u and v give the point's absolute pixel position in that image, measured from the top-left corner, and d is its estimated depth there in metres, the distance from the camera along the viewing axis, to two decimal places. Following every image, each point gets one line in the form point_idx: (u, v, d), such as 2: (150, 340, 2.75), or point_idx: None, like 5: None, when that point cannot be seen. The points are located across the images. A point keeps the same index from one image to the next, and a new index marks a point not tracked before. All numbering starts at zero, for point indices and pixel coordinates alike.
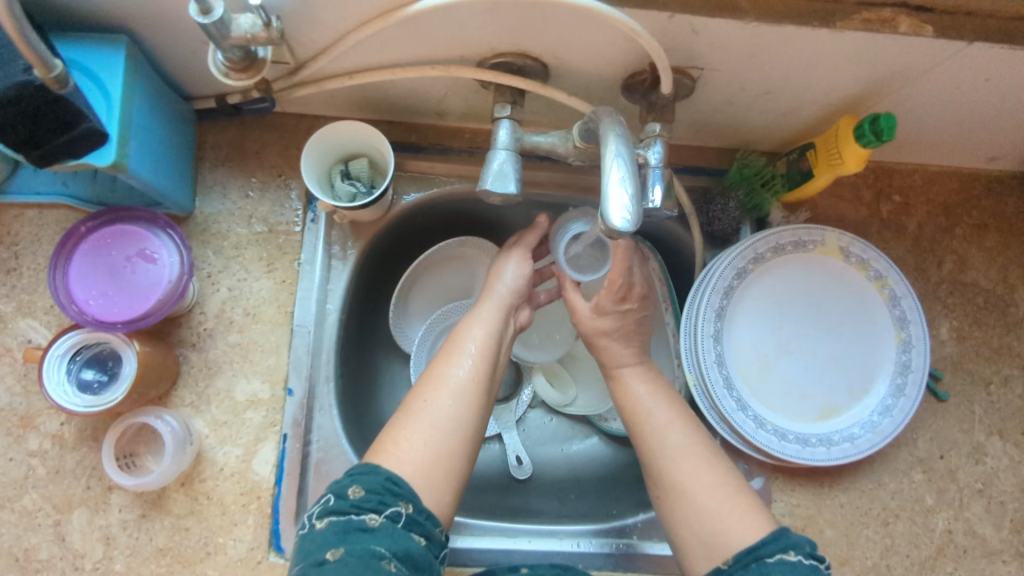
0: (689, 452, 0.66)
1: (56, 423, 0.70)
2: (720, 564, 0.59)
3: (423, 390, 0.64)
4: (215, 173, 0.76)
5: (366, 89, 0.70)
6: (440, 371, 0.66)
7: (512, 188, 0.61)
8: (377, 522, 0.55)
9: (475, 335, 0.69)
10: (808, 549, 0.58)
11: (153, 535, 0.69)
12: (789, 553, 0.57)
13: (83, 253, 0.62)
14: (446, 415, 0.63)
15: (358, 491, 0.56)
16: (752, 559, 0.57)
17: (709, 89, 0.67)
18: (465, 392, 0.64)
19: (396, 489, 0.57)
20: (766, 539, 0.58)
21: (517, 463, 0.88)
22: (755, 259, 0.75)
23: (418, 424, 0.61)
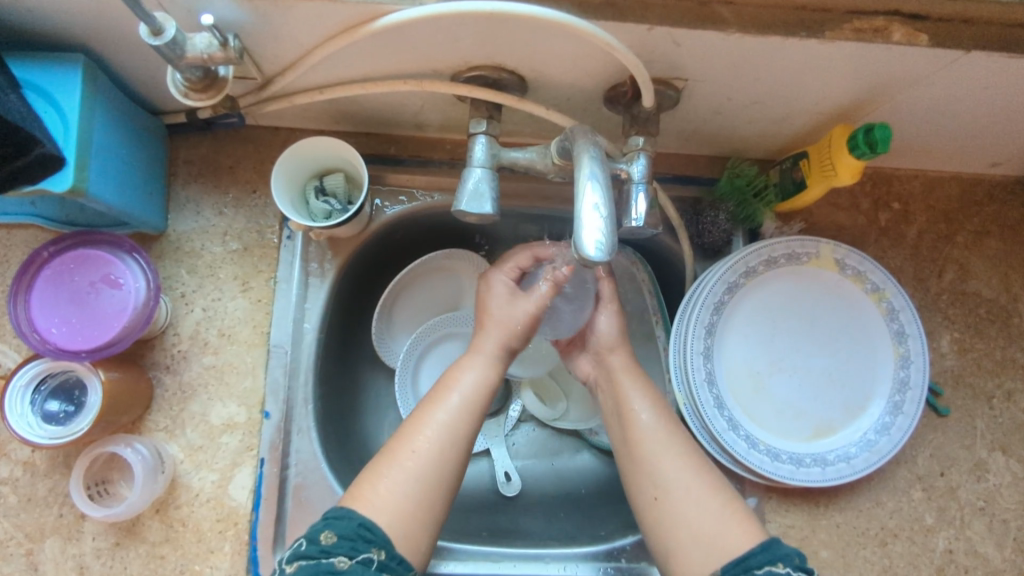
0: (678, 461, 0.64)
1: (27, 450, 0.68)
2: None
3: (410, 432, 0.62)
4: (188, 189, 0.74)
5: (339, 103, 0.68)
6: (430, 413, 0.63)
7: (488, 208, 0.58)
8: (346, 565, 0.53)
9: (468, 374, 0.67)
10: (799, 562, 0.55)
11: (128, 563, 0.67)
12: (777, 565, 0.55)
13: (46, 279, 0.60)
14: (428, 460, 0.60)
15: (330, 537, 0.55)
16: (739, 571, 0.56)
17: (695, 100, 0.64)
18: (451, 436, 0.62)
19: (369, 535, 0.55)
20: (756, 550, 0.57)
21: (505, 479, 0.86)
22: (747, 273, 0.73)
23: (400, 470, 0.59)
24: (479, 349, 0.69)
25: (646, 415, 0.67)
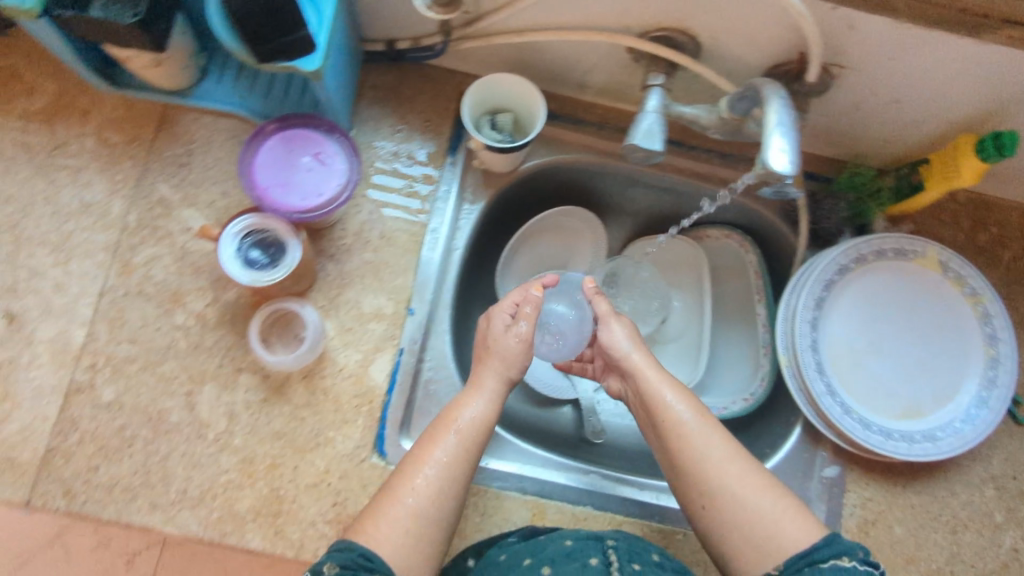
0: (725, 469, 0.65)
1: (202, 304, 0.76)
2: (769, 570, 0.61)
3: (410, 470, 0.65)
4: (371, 109, 0.84)
5: (524, 50, 0.78)
6: (424, 450, 0.66)
7: (658, 146, 0.67)
8: None
9: (469, 410, 0.68)
10: (864, 556, 0.59)
11: (272, 419, 0.74)
12: (843, 559, 0.59)
13: (269, 147, 0.69)
14: (427, 495, 0.64)
15: (331, 568, 0.58)
16: (806, 563, 0.60)
17: (842, 91, 0.73)
18: (445, 475, 0.65)
19: (370, 564, 0.59)
20: (820, 544, 0.60)
21: (593, 427, 0.93)
22: (858, 259, 0.80)
23: (400, 510, 0.63)
24: (479, 383, 0.71)
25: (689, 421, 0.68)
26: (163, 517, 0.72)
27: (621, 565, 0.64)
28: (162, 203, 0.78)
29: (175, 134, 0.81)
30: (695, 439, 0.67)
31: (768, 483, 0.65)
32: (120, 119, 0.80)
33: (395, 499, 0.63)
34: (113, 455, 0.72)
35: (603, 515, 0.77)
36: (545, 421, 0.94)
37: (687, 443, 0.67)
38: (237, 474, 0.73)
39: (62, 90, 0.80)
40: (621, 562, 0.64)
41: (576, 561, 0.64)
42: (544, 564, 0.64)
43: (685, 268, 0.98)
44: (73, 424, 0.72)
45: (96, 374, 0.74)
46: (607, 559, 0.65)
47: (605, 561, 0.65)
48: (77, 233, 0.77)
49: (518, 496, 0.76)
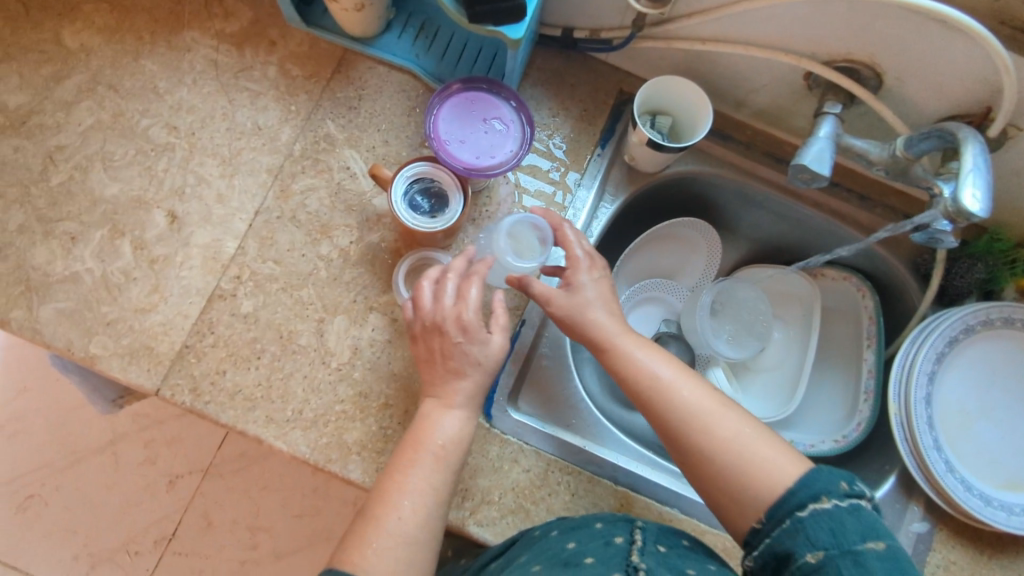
0: (698, 426, 0.66)
1: (347, 240, 0.80)
2: (756, 524, 0.61)
3: (390, 496, 0.65)
4: (534, 90, 0.87)
5: (697, 58, 0.80)
6: (394, 484, 0.66)
7: (826, 171, 0.69)
8: None
9: (446, 429, 0.69)
10: (844, 490, 0.58)
11: (392, 360, 0.77)
12: (820, 501, 0.58)
13: (452, 104, 0.73)
14: (411, 517, 0.64)
15: None
16: (787, 515, 0.59)
17: (1009, 151, 0.73)
18: (425, 492, 0.66)
19: None
20: (796, 488, 0.60)
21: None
22: (984, 322, 0.81)
23: (385, 536, 0.63)
24: (448, 399, 0.70)
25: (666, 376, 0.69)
26: (276, 432, 0.74)
27: (644, 545, 0.64)
28: (328, 140, 0.82)
29: (350, 78, 0.85)
30: (668, 399, 0.67)
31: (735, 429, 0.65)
32: (304, 55, 0.85)
33: (380, 526, 0.64)
34: (241, 364, 0.75)
35: (688, 520, 0.77)
36: (631, 422, 0.93)
37: (662, 400, 0.68)
38: (351, 406, 0.76)
39: (256, 19, 0.85)
40: (645, 541, 0.65)
41: (600, 538, 0.66)
42: (570, 538, 0.66)
43: (792, 301, 0.99)
44: (210, 327, 0.76)
45: (239, 285, 0.77)
46: (632, 537, 0.66)
47: (630, 539, 0.65)
48: (245, 152, 0.81)
49: (610, 484, 0.77)
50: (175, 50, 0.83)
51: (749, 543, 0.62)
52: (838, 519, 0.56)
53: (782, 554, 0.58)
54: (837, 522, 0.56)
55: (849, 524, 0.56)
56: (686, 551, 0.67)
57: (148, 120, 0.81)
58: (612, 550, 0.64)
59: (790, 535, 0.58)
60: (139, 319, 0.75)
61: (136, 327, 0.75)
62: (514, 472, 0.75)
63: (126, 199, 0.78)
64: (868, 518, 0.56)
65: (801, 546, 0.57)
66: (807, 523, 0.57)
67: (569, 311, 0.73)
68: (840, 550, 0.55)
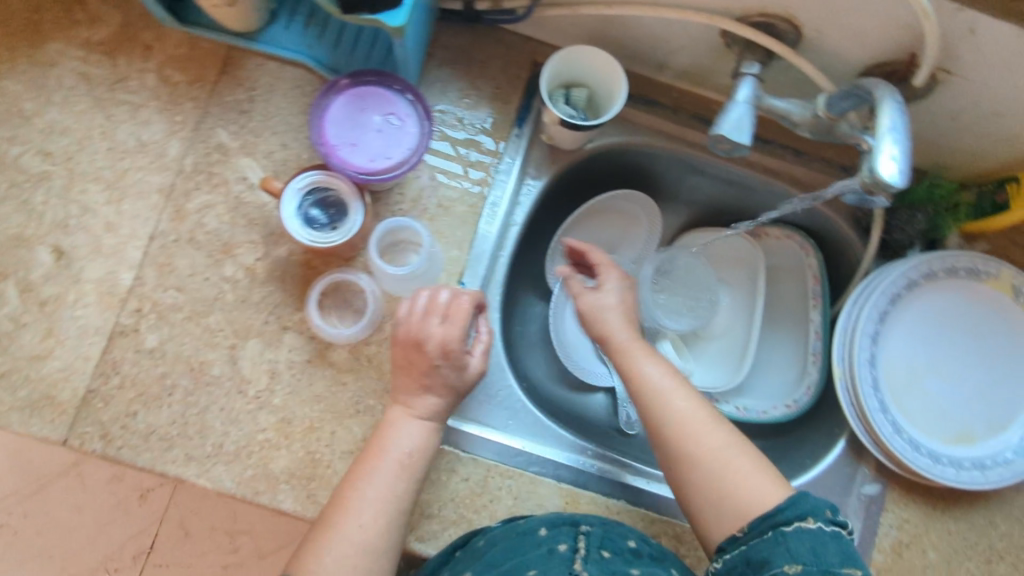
0: (691, 434, 0.66)
1: (252, 257, 0.75)
2: (734, 532, 0.62)
3: (353, 502, 0.64)
4: (440, 71, 0.80)
5: (609, 24, 0.74)
6: (350, 495, 0.64)
7: (746, 140, 0.64)
8: None
9: (404, 437, 0.67)
10: (829, 516, 0.60)
11: (313, 381, 0.74)
12: (807, 520, 0.59)
13: (339, 104, 0.66)
14: (368, 531, 0.63)
15: None
16: (769, 527, 0.60)
17: (942, 98, 0.69)
18: (377, 506, 0.64)
19: None
20: (785, 505, 0.61)
21: (627, 418, 0.89)
22: (927, 275, 0.78)
23: (340, 547, 0.62)
24: (413, 407, 0.68)
25: (651, 369, 0.71)
26: (197, 470, 0.71)
27: (586, 553, 0.64)
28: (220, 150, 0.76)
29: (238, 78, 0.78)
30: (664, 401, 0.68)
31: (731, 443, 0.66)
32: (183, 58, 0.77)
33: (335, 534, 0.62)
34: (152, 403, 0.71)
35: (636, 511, 0.76)
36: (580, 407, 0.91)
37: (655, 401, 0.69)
38: (274, 434, 0.73)
39: (125, 22, 0.77)
40: (588, 549, 0.64)
41: (542, 547, 0.64)
42: (514, 554, 0.64)
43: (739, 265, 0.95)
44: (114, 367, 0.71)
45: (141, 319, 0.73)
46: (575, 545, 0.65)
47: (572, 547, 0.65)
48: (130, 173, 0.75)
49: (553, 483, 0.75)
50: (38, 66, 0.76)
51: (721, 548, 0.63)
52: (820, 541, 0.58)
53: (757, 561, 0.59)
54: (819, 543, 0.58)
55: (831, 548, 0.58)
56: (631, 556, 0.66)
57: (18, 148, 0.74)
58: (554, 558, 0.63)
59: (769, 548, 0.59)
60: (35, 367, 0.71)
61: (32, 376, 0.71)
62: (453, 482, 0.72)
63: (6, 238, 0.73)
64: (848, 545, 0.59)
65: (779, 558, 0.58)
66: (790, 538, 0.59)
67: (590, 309, 0.76)
68: (818, 567, 0.57)
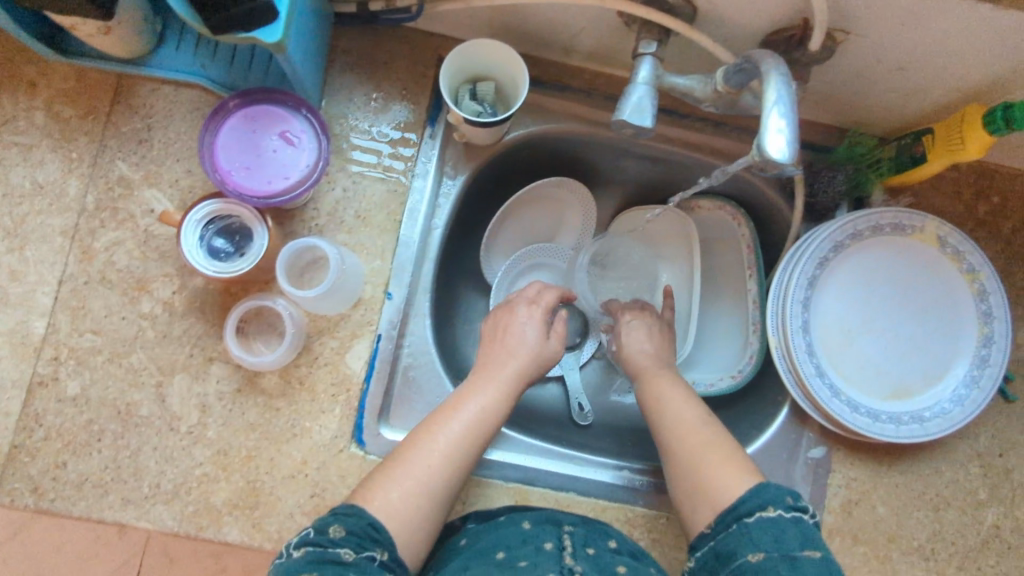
0: (683, 430, 0.70)
1: (168, 291, 0.73)
2: (705, 527, 0.64)
3: (424, 444, 0.66)
4: (343, 78, 0.78)
5: (506, 13, 0.72)
6: (423, 439, 0.66)
7: (649, 123, 0.62)
8: (352, 558, 0.58)
9: (483, 395, 0.70)
10: (790, 502, 0.61)
11: (246, 410, 0.73)
12: (767, 509, 0.60)
13: (231, 126, 0.64)
14: (431, 477, 0.64)
15: (337, 531, 0.60)
16: (733, 519, 0.61)
17: (846, 58, 0.68)
18: (446, 457, 0.65)
19: (375, 535, 0.60)
20: (745, 498, 0.62)
21: (580, 409, 0.89)
22: (853, 235, 0.77)
23: (405, 483, 0.63)
24: (497, 372, 0.72)
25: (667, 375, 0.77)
26: (137, 512, 0.70)
27: (573, 550, 0.66)
28: (121, 183, 0.74)
29: (132, 106, 0.75)
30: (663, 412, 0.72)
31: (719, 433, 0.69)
32: (72, 91, 0.74)
33: (403, 470, 0.64)
34: (81, 451, 0.70)
35: (586, 501, 0.77)
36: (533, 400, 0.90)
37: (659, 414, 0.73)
38: (212, 467, 0.71)
39: (7, 60, 0.74)
40: (575, 546, 0.66)
41: (530, 544, 0.66)
42: (500, 547, 0.66)
43: (674, 240, 0.94)
44: (38, 419, 0.70)
45: (59, 367, 0.71)
46: (561, 543, 0.66)
47: (559, 545, 0.66)
48: (30, 217, 0.73)
49: (500, 484, 0.76)
50: None
51: (695, 547, 0.64)
52: (781, 528, 0.59)
53: (726, 554, 0.60)
54: (780, 531, 0.59)
55: (791, 533, 0.59)
56: (614, 554, 0.67)
57: None
58: (543, 555, 0.65)
59: (737, 539, 0.60)
60: None
61: None
62: None
63: None
64: (809, 530, 0.59)
65: (743, 549, 0.59)
66: (751, 528, 0.60)
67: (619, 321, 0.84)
68: (779, 553, 0.58)
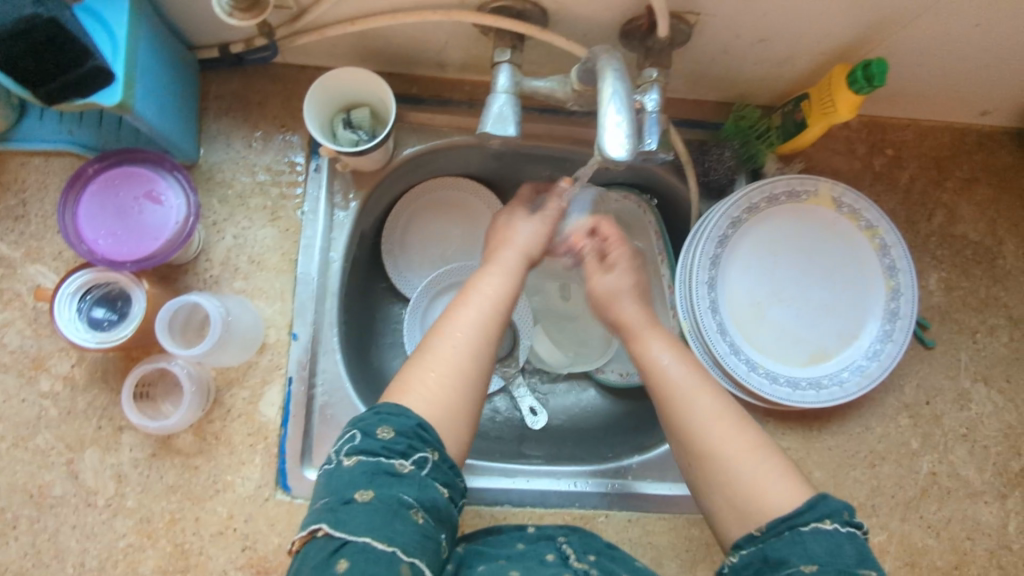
0: (716, 424, 0.63)
1: (67, 365, 0.71)
2: (751, 530, 0.59)
3: (442, 325, 0.65)
4: (219, 123, 0.77)
5: (367, 37, 0.71)
6: (440, 324, 0.66)
7: (511, 131, 0.61)
8: (407, 469, 0.55)
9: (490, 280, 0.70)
10: (846, 517, 0.57)
11: (163, 473, 0.71)
12: (824, 521, 0.56)
13: (91, 193, 0.64)
14: (459, 355, 0.63)
15: (387, 433, 0.56)
16: (787, 526, 0.57)
17: (705, 37, 0.68)
18: (473, 331, 0.65)
19: (424, 435, 0.57)
20: (801, 506, 0.57)
21: (532, 413, 0.91)
22: (749, 209, 0.77)
23: (435, 361, 0.62)
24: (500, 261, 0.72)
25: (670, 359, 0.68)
26: None
27: (579, 556, 0.66)
28: (3, 264, 0.72)
29: (4, 184, 0.73)
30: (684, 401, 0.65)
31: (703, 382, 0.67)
32: None
33: (429, 354, 0.63)
34: None
35: (523, 511, 0.76)
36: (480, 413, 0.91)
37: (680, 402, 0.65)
38: (135, 536, 0.70)
39: None
40: (577, 553, 0.66)
41: (533, 557, 0.65)
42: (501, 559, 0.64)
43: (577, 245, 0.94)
44: None
45: None
46: (563, 552, 0.66)
47: (561, 555, 0.66)
48: None
49: None
50: None
51: (738, 546, 0.59)
52: (836, 542, 0.55)
53: (775, 561, 0.56)
54: (834, 546, 0.55)
55: (846, 548, 0.55)
56: (612, 551, 0.69)
57: None
58: (548, 565, 0.64)
59: (786, 548, 0.56)
60: None
61: None
62: None
63: None
64: (864, 546, 0.56)
65: (794, 558, 0.55)
66: (806, 538, 0.55)
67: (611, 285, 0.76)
68: (833, 567, 0.54)
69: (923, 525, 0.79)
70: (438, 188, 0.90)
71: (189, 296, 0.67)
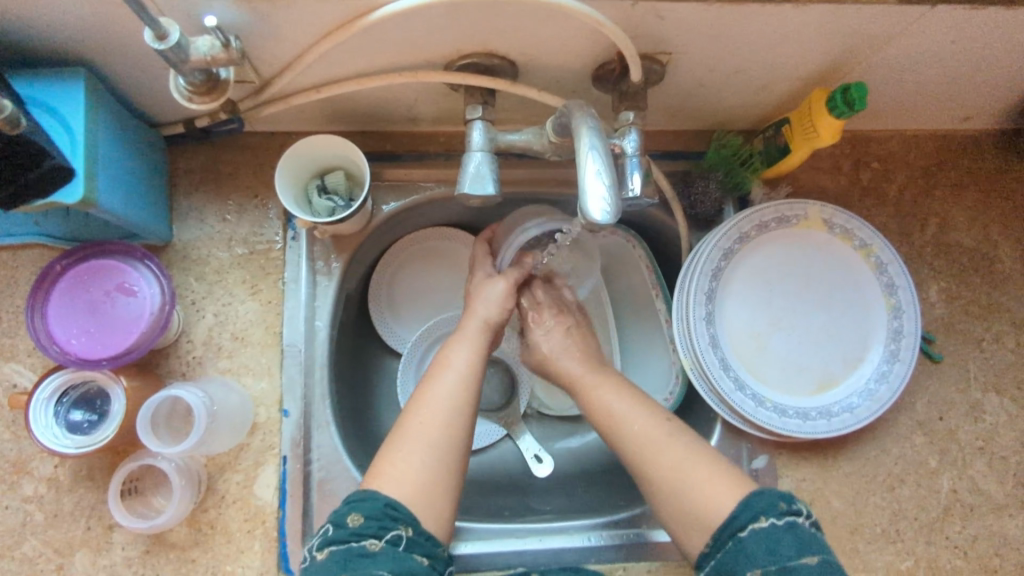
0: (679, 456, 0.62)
1: (49, 466, 0.68)
2: (704, 545, 0.59)
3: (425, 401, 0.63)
4: (191, 199, 0.75)
5: (334, 101, 0.69)
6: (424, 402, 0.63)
7: (491, 188, 0.59)
8: (377, 546, 0.54)
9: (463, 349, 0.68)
10: (783, 508, 0.56)
11: (159, 570, 0.68)
12: (760, 519, 0.56)
13: (60, 292, 0.63)
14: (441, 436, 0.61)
15: (356, 519, 0.56)
16: (728, 535, 0.57)
17: (680, 72, 0.66)
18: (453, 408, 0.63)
19: (394, 513, 0.56)
20: (737, 510, 0.57)
21: (537, 460, 0.87)
22: (740, 239, 0.75)
23: (413, 445, 0.60)
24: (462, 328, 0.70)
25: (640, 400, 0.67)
26: None
27: None
28: None
29: None
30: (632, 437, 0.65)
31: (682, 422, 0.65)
32: None
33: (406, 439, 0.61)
34: None
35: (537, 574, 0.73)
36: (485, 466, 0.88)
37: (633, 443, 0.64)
38: None
39: None
40: None
41: None
42: None
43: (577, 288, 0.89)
44: None
45: None
46: None
47: None
48: None
49: None
50: None
51: (699, 565, 0.59)
52: (774, 537, 0.55)
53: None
54: (773, 540, 0.54)
55: (786, 541, 0.54)
56: None
57: None
58: None
59: (731, 559, 0.56)
60: None
61: None
62: None
63: None
64: (804, 535, 0.55)
65: (742, 568, 0.55)
66: (745, 544, 0.55)
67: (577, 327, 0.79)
68: (775, 565, 0.54)
69: (949, 546, 0.76)
70: (425, 238, 0.88)
71: (167, 390, 0.65)
